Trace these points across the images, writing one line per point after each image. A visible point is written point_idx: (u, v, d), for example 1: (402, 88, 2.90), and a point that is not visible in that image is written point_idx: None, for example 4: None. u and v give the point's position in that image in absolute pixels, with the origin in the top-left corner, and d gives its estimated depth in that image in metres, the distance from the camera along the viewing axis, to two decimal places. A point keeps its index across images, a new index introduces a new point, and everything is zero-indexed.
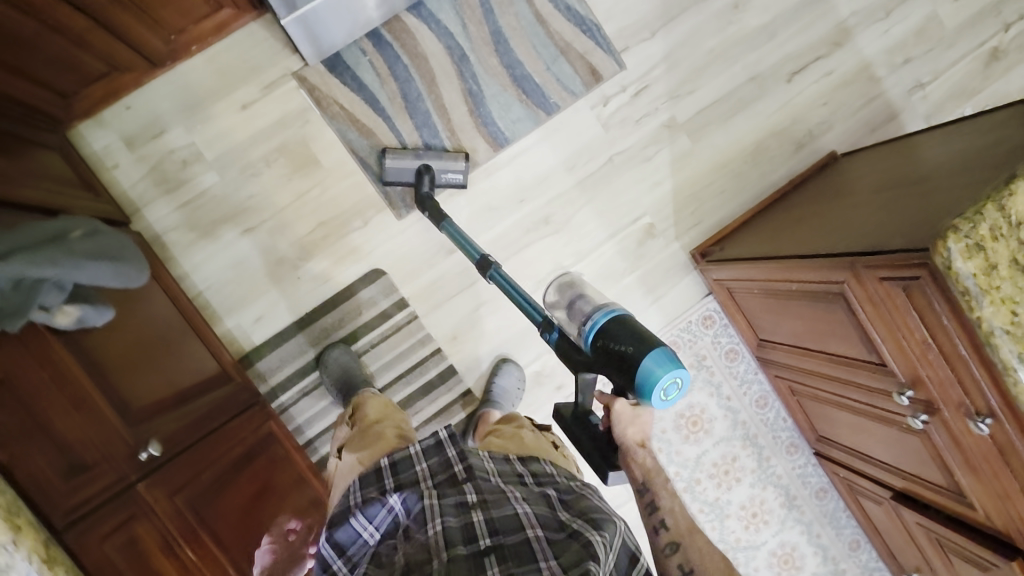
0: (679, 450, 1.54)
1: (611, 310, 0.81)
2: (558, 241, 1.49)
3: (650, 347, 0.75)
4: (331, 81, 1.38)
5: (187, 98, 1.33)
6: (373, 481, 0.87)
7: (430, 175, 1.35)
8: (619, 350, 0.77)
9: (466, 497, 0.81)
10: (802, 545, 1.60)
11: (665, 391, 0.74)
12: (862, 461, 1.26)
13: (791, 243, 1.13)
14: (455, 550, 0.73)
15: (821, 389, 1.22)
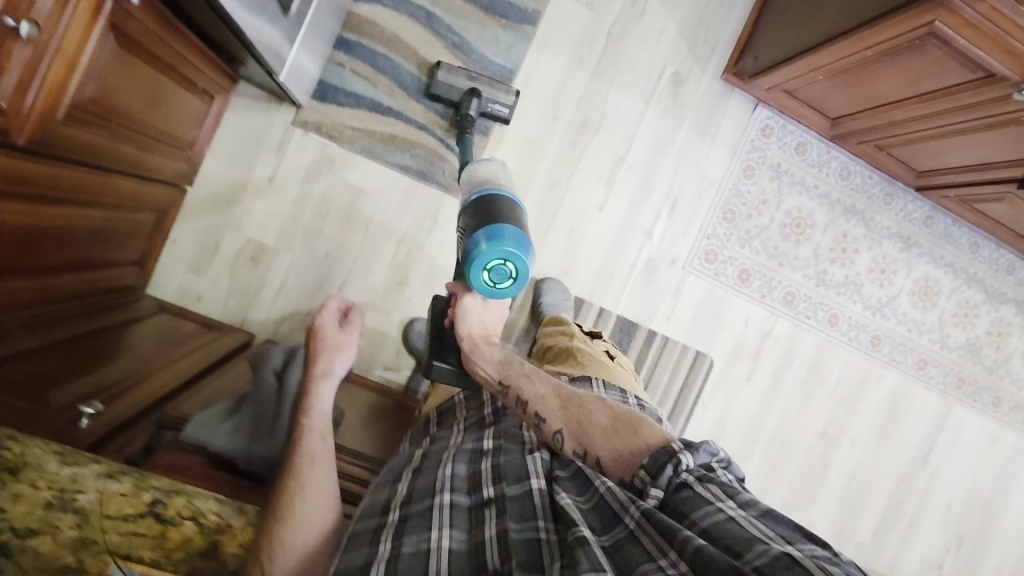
0: (796, 255, 1.62)
1: (483, 191, 0.89)
2: (604, 137, 1.48)
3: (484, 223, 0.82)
4: (329, 110, 1.34)
5: (219, 201, 1.32)
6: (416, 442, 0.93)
7: (477, 98, 1.31)
8: (467, 224, 0.86)
9: (481, 445, 0.80)
10: (933, 273, 1.71)
11: (491, 276, 0.81)
12: (974, 174, 1.34)
13: (844, 17, 1.14)
14: (458, 495, 0.69)
15: (915, 132, 1.28)
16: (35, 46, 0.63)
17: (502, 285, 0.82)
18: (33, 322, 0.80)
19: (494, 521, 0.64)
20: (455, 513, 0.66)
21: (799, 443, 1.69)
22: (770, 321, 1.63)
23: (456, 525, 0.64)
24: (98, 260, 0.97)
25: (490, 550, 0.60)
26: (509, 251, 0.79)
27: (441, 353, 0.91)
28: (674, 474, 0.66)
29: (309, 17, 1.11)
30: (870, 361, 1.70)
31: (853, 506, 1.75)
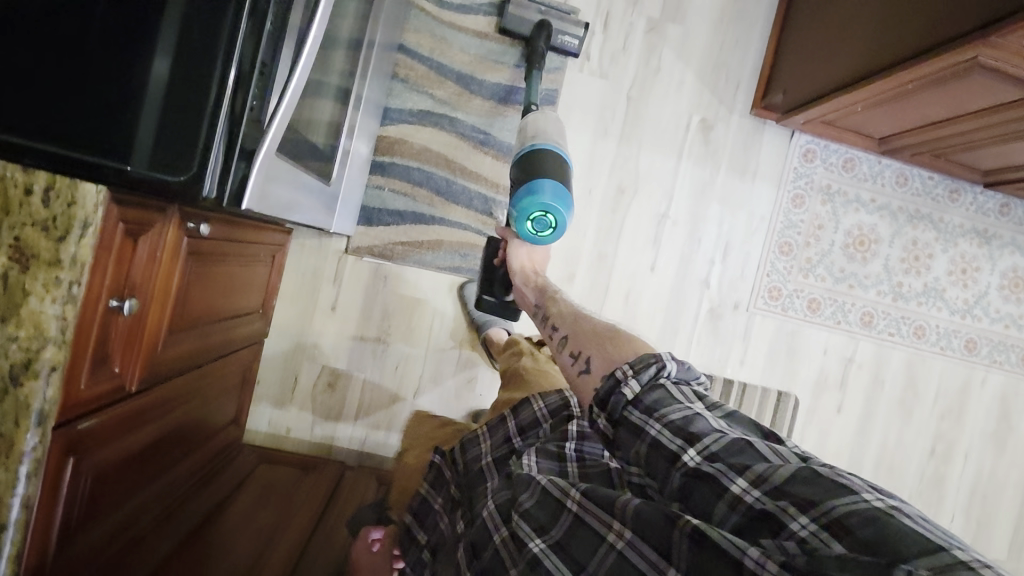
0: (865, 275, 1.54)
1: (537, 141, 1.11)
2: (643, 198, 1.46)
3: (532, 174, 0.98)
4: (376, 231, 1.39)
5: (290, 338, 1.39)
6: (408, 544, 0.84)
7: (547, 30, 1.31)
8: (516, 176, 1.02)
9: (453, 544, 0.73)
10: (1022, 262, 1.59)
11: (536, 223, 0.97)
12: None
13: (879, 50, 1.10)
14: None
15: (976, 141, 1.22)
16: (136, 312, 0.70)
17: (542, 233, 0.98)
18: (166, 493, 0.91)
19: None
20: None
21: (907, 465, 1.61)
22: (852, 347, 1.56)
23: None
24: (207, 429, 1.06)
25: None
26: (551, 203, 0.94)
27: (491, 287, 1.13)
28: (655, 376, 0.61)
29: (342, 164, 1.17)
30: (969, 367, 1.60)
31: (980, 521, 1.64)
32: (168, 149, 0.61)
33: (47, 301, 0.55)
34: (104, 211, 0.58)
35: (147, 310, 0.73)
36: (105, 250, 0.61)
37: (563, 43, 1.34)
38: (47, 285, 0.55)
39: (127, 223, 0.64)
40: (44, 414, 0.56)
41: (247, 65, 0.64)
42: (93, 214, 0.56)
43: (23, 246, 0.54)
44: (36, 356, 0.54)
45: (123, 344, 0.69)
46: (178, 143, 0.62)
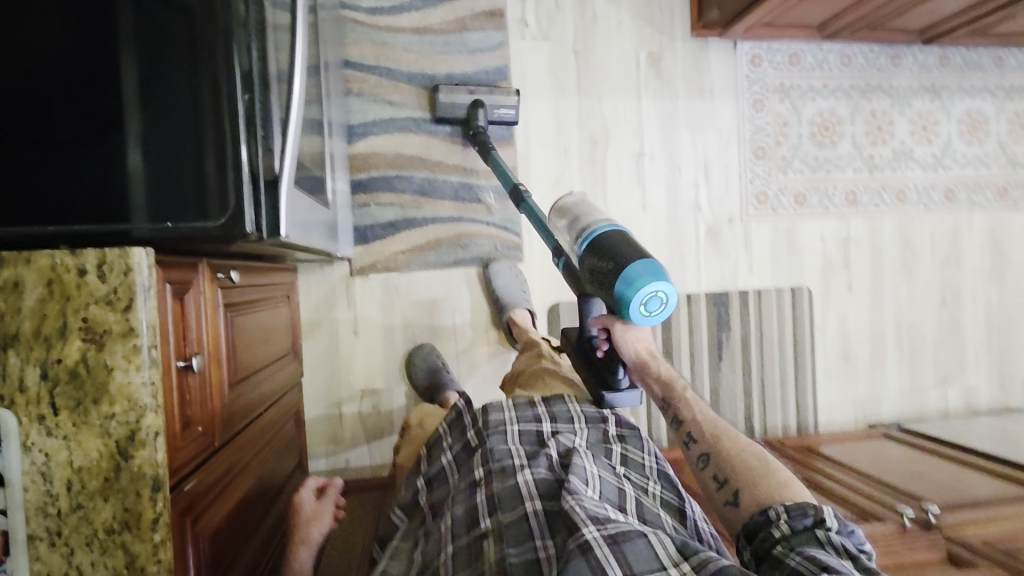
0: (838, 156, 1.61)
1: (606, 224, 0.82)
2: (617, 143, 1.50)
3: (628, 260, 0.74)
4: (375, 247, 1.40)
5: (323, 373, 1.40)
6: (413, 476, 0.99)
7: (483, 108, 1.36)
8: (597, 267, 0.78)
9: (474, 477, 0.84)
10: (973, 104, 1.68)
11: (646, 306, 0.75)
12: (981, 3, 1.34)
13: None
14: (460, 538, 0.76)
15: None
16: (202, 371, 0.71)
17: (656, 316, 0.77)
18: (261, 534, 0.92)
19: (495, 549, 0.71)
20: (459, 558, 0.73)
21: (925, 321, 1.69)
22: (845, 226, 1.63)
23: (460, 569, 0.71)
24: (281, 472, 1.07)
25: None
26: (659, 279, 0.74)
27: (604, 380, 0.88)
28: (811, 524, 0.68)
29: (330, 188, 1.18)
30: (954, 215, 1.68)
31: (1003, 352, 1.74)
32: (190, 201, 0.66)
33: (133, 371, 0.55)
34: (155, 273, 0.59)
35: (209, 368, 0.74)
36: (162, 312, 0.62)
37: (501, 114, 1.38)
38: (127, 355, 0.55)
39: (172, 283, 0.65)
40: (159, 478, 0.56)
41: (249, 109, 0.66)
42: (149, 275, 0.56)
43: (93, 325, 0.55)
44: (137, 425, 0.55)
45: (200, 404, 0.70)
46: (191, 194, 0.66)
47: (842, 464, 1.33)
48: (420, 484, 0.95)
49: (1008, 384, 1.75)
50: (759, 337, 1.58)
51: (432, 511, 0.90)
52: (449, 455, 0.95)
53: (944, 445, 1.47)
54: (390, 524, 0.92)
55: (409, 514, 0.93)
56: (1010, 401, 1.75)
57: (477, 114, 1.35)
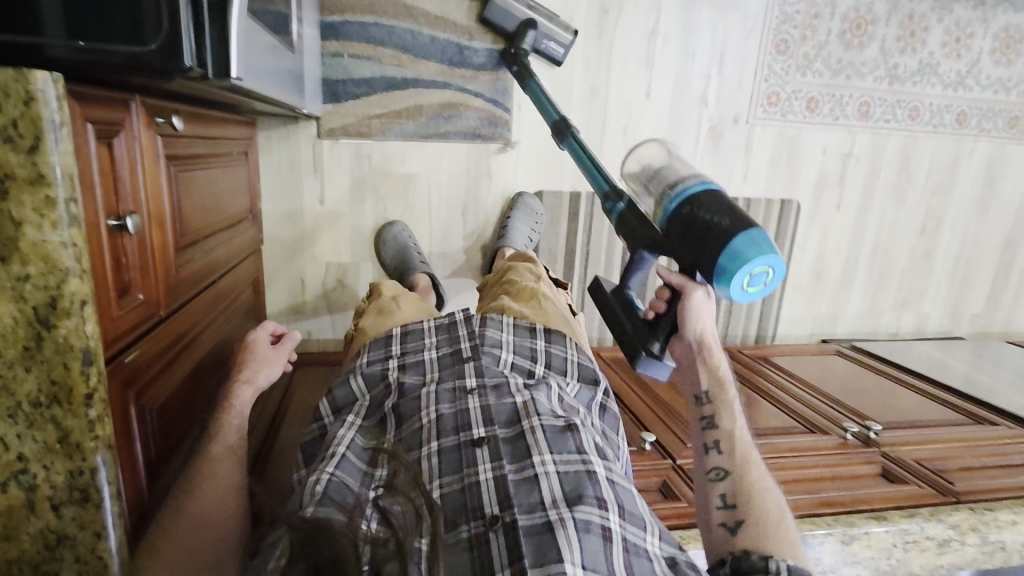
0: (862, 61, 1.48)
1: (707, 181, 0.74)
2: (630, 13, 1.32)
3: (747, 224, 0.68)
4: (348, 106, 1.24)
5: (287, 240, 1.31)
6: (381, 351, 0.95)
7: (533, 30, 1.23)
8: (703, 218, 0.70)
9: (464, 382, 0.85)
10: (1015, 19, 1.54)
11: (750, 279, 0.67)
12: None
13: None
14: (445, 437, 0.77)
15: None
16: (140, 232, 0.62)
17: (750, 287, 0.68)
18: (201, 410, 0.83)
19: (489, 463, 0.73)
20: (444, 459, 0.75)
21: (901, 247, 1.69)
22: (849, 141, 1.54)
23: (445, 474, 0.73)
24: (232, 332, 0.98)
25: (488, 492, 0.70)
26: (771, 251, 0.66)
27: (638, 345, 0.80)
28: None
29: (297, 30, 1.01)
30: (959, 139, 1.61)
31: (963, 283, 1.78)
32: (118, 18, 0.51)
33: (49, 229, 0.46)
34: (68, 105, 0.47)
35: (150, 230, 0.65)
36: (83, 159, 0.51)
37: (544, 45, 1.26)
38: (39, 208, 0.45)
39: (96, 123, 0.54)
40: (91, 351, 0.50)
41: None
42: (58, 108, 0.45)
43: None
44: (59, 291, 0.47)
45: (139, 270, 0.62)
46: (111, 6, 0.51)
47: (795, 377, 1.38)
48: (392, 363, 0.93)
49: (958, 315, 1.81)
50: None
51: (399, 391, 0.87)
52: (434, 352, 0.93)
53: (890, 366, 1.53)
54: (348, 392, 0.90)
55: (371, 387, 0.91)
56: (954, 330, 1.83)
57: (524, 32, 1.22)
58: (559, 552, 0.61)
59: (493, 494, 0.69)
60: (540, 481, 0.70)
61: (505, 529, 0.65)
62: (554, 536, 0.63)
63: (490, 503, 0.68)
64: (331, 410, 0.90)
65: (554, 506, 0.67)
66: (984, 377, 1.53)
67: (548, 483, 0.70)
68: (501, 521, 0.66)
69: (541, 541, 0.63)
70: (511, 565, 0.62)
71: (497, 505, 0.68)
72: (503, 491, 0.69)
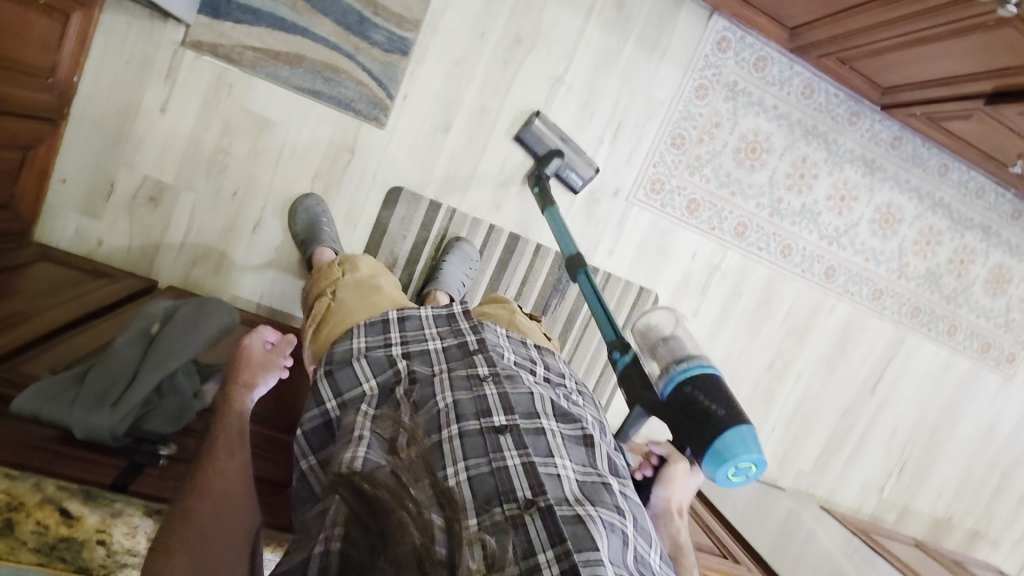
0: (749, 183, 1.53)
1: (705, 365, 0.80)
2: (541, 53, 1.34)
3: (743, 420, 0.74)
4: (224, 27, 1.20)
5: (107, 134, 1.21)
6: (380, 337, 0.90)
7: (560, 158, 1.35)
8: (706, 404, 0.75)
9: (477, 372, 0.83)
10: (897, 198, 1.63)
11: (734, 471, 0.73)
12: (913, 90, 1.34)
13: None
14: (467, 422, 0.74)
15: (871, 41, 1.24)
16: None
17: (731, 477, 0.74)
18: None
19: (515, 450, 0.71)
20: (466, 444, 0.72)
21: (745, 376, 1.68)
22: (719, 254, 1.56)
23: (470, 456, 0.70)
24: None
25: (519, 478, 0.67)
26: (759, 454, 0.72)
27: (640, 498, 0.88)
28: None
29: None
30: (823, 292, 1.66)
31: (796, 435, 1.77)
32: None
33: None
34: None
35: None
36: None
37: (571, 174, 1.37)
38: None
39: None
40: None
41: None
42: None
43: None
44: None
45: None
46: None
47: None
48: (394, 347, 0.88)
49: (786, 465, 1.79)
50: (587, 318, 1.50)
51: (409, 377, 0.82)
52: (439, 344, 0.89)
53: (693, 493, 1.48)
54: (351, 375, 0.82)
55: (376, 370, 0.84)
56: (779, 479, 1.81)
57: (552, 159, 1.34)
58: (593, 542, 0.62)
59: (523, 479, 0.67)
60: (563, 479, 0.70)
61: (541, 513, 0.64)
62: (587, 528, 0.63)
63: (521, 488, 0.67)
64: (336, 395, 0.81)
65: (578, 505, 0.66)
66: (791, 557, 1.45)
67: (568, 483, 0.70)
68: (536, 505, 0.65)
69: (575, 531, 0.62)
70: (553, 547, 0.61)
71: (529, 490, 0.66)
72: (535, 478, 0.67)
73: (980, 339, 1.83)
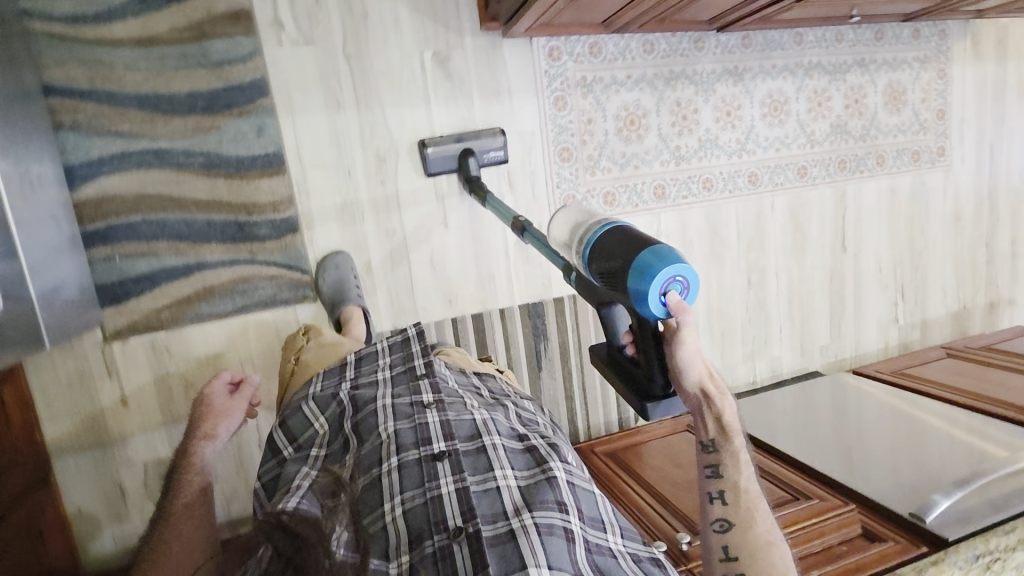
0: (645, 151, 1.59)
1: (609, 224, 0.78)
2: (407, 156, 1.38)
3: (647, 245, 0.70)
4: (131, 305, 1.24)
5: (91, 449, 1.25)
6: (335, 377, 1.11)
7: (473, 156, 1.39)
8: (610, 254, 0.73)
9: (421, 399, 1.03)
10: (775, 85, 1.69)
11: (668, 292, 0.68)
12: (735, 11, 1.37)
13: None
14: (406, 453, 0.91)
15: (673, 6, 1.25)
16: None
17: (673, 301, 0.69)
18: None
19: (449, 477, 0.86)
20: (405, 476, 0.88)
21: (734, 303, 1.77)
22: (655, 222, 1.63)
23: (406, 488, 0.86)
24: None
25: (451, 505, 0.82)
26: (675, 264, 0.67)
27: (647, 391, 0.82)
28: None
29: (31, 283, 1.00)
30: (758, 198, 1.74)
31: (803, 323, 1.87)
32: None
33: None
34: None
35: None
36: None
37: (488, 156, 1.42)
38: None
39: None
40: None
41: None
42: None
43: None
44: None
45: None
46: None
47: (640, 479, 1.40)
48: (344, 385, 1.09)
49: (808, 351, 1.89)
50: (577, 342, 1.58)
51: (353, 411, 1.03)
52: (387, 374, 1.11)
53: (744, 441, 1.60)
54: (302, 420, 1.04)
55: (324, 407, 1.05)
56: (809, 365, 1.91)
57: (467, 163, 1.38)
58: (520, 558, 0.74)
59: (456, 507, 0.81)
60: (500, 491, 0.85)
61: (469, 538, 0.77)
62: (516, 543, 0.76)
63: (452, 517, 0.80)
64: (291, 440, 1.03)
65: (515, 515, 0.80)
66: (854, 438, 1.54)
67: (507, 494, 0.84)
68: (465, 531, 0.78)
69: (502, 550, 0.75)
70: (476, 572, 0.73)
71: (459, 517, 0.80)
72: (465, 501, 0.82)
73: (908, 153, 1.92)
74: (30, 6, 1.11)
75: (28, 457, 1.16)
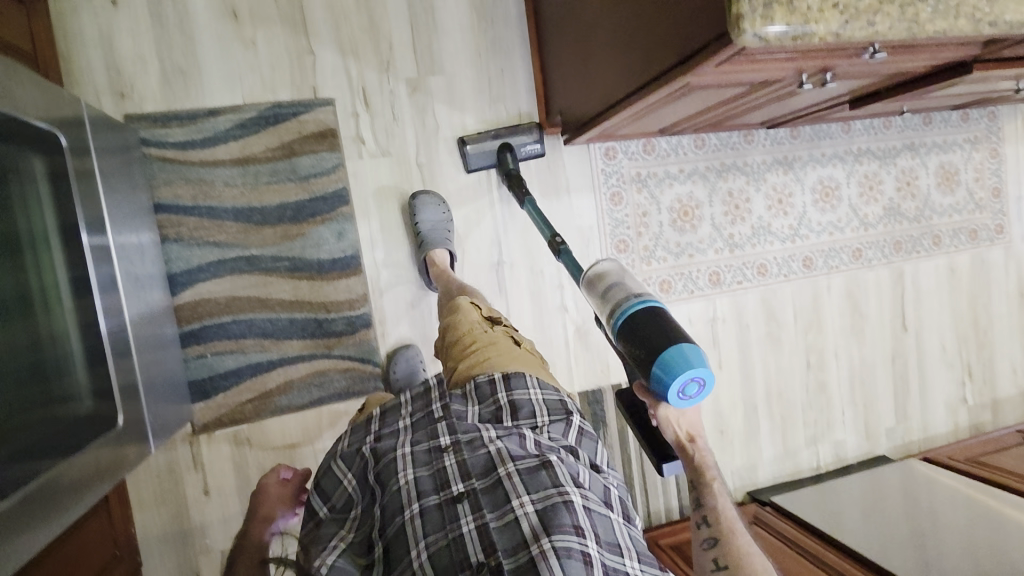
0: (699, 240, 1.63)
1: (646, 300, 0.82)
2: (473, 252, 1.46)
3: (681, 339, 0.76)
4: (218, 399, 1.32)
5: (174, 539, 1.31)
6: (361, 432, 0.97)
7: (511, 151, 1.41)
8: (643, 340, 0.78)
9: (439, 442, 0.88)
10: (824, 172, 1.73)
11: (685, 391, 0.76)
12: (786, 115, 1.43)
13: (604, 86, 1.13)
14: (427, 498, 0.79)
15: (727, 116, 1.32)
16: None
17: (688, 397, 0.77)
18: None
19: (470, 515, 0.76)
20: (427, 519, 0.76)
21: (793, 387, 1.75)
22: (710, 308, 1.65)
23: (430, 532, 0.75)
24: None
25: (472, 543, 0.73)
26: (698, 367, 0.74)
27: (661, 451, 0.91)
28: None
29: (142, 390, 1.08)
30: (813, 281, 1.74)
31: (866, 405, 1.83)
32: None
33: None
34: None
35: None
36: None
37: (526, 149, 1.44)
38: None
39: None
40: None
41: None
42: None
43: None
44: None
45: None
46: None
47: None
48: (369, 438, 0.94)
49: (872, 434, 1.84)
50: None
51: (375, 459, 0.89)
52: (408, 420, 0.95)
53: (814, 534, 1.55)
54: (331, 479, 0.90)
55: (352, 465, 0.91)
56: (874, 448, 1.85)
57: (506, 157, 1.40)
58: None
59: (477, 543, 0.72)
60: (521, 521, 0.74)
61: None
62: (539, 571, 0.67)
63: (475, 553, 0.72)
64: (325, 501, 0.88)
65: (538, 544, 0.70)
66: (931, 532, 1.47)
67: (527, 521, 0.73)
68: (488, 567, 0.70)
69: None
70: None
71: (482, 553, 0.71)
72: (486, 538, 0.73)
73: (964, 232, 1.90)
74: (148, 136, 1.26)
75: (124, 550, 1.22)
